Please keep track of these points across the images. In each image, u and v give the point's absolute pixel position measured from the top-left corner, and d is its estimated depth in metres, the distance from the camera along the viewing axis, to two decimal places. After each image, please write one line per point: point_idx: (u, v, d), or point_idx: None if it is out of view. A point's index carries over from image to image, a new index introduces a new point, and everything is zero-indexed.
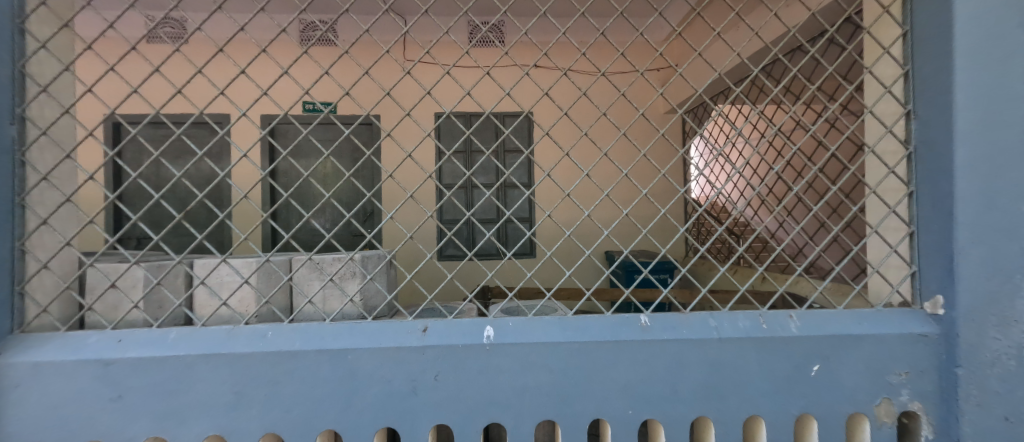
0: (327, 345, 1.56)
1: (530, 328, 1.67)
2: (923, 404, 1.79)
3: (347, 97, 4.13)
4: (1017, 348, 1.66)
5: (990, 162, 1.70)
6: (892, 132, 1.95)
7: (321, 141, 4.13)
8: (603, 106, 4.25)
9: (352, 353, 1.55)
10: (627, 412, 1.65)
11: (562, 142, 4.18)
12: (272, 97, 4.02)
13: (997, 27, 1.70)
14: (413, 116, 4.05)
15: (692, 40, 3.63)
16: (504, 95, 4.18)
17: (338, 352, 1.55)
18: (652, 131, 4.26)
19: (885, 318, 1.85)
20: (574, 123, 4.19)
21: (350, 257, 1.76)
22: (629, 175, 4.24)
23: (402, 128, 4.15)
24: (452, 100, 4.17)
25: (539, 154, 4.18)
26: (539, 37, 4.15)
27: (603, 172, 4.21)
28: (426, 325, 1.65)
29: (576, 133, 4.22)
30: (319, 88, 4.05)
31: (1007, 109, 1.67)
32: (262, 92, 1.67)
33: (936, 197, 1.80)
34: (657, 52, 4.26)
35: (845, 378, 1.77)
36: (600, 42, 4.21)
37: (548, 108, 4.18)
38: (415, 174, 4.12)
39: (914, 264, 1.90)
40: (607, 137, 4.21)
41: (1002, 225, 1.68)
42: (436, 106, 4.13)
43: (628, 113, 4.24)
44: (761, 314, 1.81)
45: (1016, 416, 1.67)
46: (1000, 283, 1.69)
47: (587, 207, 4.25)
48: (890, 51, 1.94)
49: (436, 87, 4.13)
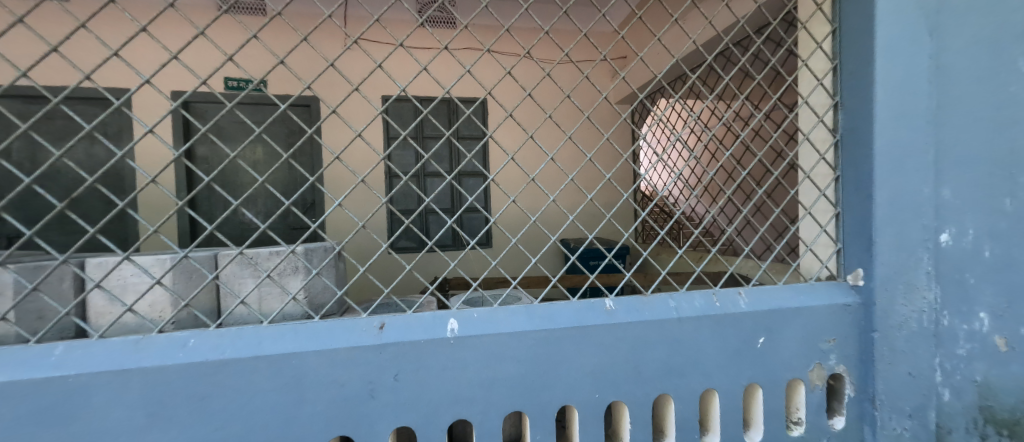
0: (264, 351, 1.37)
1: (496, 318, 1.58)
2: (848, 367, 1.93)
3: (281, 66, 3.94)
4: (917, 311, 1.89)
5: (897, 150, 1.87)
6: (822, 122, 2.04)
7: (252, 118, 3.79)
8: (567, 88, 4.30)
9: (294, 358, 1.38)
10: (593, 396, 1.62)
11: (526, 124, 4.19)
12: (188, 65, 3.74)
13: (902, 27, 1.86)
14: (362, 91, 3.91)
15: (653, 25, 3.69)
16: (464, 72, 4.10)
17: (277, 358, 1.37)
18: (616, 115, 4.38)
19: (817, 289, 1.96)
20: (537, 105, 4.21)
21: (292, 250, 1.49)
22: (592, 160, 4.35)
23: (352, 103, 3.95)
24: (408, 76, 4.05)
25: (503, 137, 4.14)
26: (501, 14, 4.08)
27: (567, 156, 4.26)
28: (381, 321, 1.50)
29: (541, 115, 4.24)
30: (247, 57, 3.83)
31: (909, 103, 1.87)
32: (173, 56, 1.34)
33: (859, 178, 1.91)
34: (620, 34, 4.33)
35: (786, 348, 1.86)
36: (563, 22, 4.20)
37: (511, 88, 4.17)
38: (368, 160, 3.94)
39: (839, 242, 2.02)
40: (570, 121, 4.28)
41: (905, 205, 1.87)
42: (388, 80, 4.02)
43: (592, 96, 4.32)
44: (714, 292, 1.84)
45: (916, 370, 1.87)
46: (903, 256, 1.88)
47: (552, 192, 4.31)
48: (822, 46, 2.03)
49: (388, 61, 4.00)
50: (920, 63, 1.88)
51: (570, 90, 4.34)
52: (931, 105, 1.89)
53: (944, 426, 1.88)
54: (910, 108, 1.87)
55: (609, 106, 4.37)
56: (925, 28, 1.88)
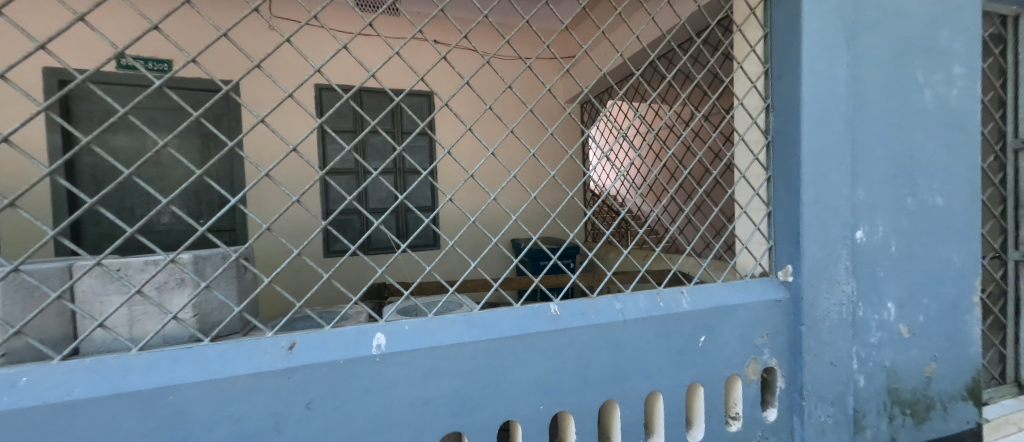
0: (134, 385, 1.16)
1: (430, 329, 1.44)
2: (779, 360, 1.98)
3: (157, 30, 3.38)
4: (840, 305, 1.95)
5: (822, 152, 1.93)
6: (756, 123, 2.09)
7: (110, 93, 3.27)
8: (508, 79, 4.29)
9: (173, 393, 1.18)
10: (537, 407, 1.53)
11: (465, 116, 4.15)
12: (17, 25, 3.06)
13: (826, 34, 1.93)
14: (267, 69, 3.73)
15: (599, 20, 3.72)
16: (392, 54, 4.00)
17: (153, 389, 1.16)
18: (558, 109, 4.42)
19: (752, 286, 1.99)
20: (477, 95, 4.16)
21: (167, 262, 1.25)
22: (536, 156, 4.32)
23: (252, 80, 3.67)
24: (323, 54, 3.92)
25: (441, 129, 4.06)
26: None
27: (508, 151, 4.20)
28: (292, 340, 1.32)
29: (480, 106, 4.19)
30: (106, 19, 3.21)
31: (833, 107, 1.94)
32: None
33: (788, 178, 1.97)
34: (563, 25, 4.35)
35: (724, 345, 1.88)
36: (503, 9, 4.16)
37: (448, 75, 4.13)
38: (301, 170, 3.71)
39: (772, 239, 2.06)
40: (512, 114, 4.26)
41: (829, 203, 1.94)
42: (301, 59, 3.83)
43: (534, 88, 4.33)
44: (659, 292, 1.81)
45: (839, 360, 1.94)
46: (828, 253, 1.94)
47: (492, 190, 4.24)
48: (755, 49, 2.08)
49: (299, 37, 3.84)
50: (844, 69, 1.95)
51: (512, 80, 4.31)
52: (853, 107, 1.97)
53: (861, 410, 1.97)
54: (834, 112, 1.95)
55: (553, 98, 4.39)
56: (846, 34, 1.95)
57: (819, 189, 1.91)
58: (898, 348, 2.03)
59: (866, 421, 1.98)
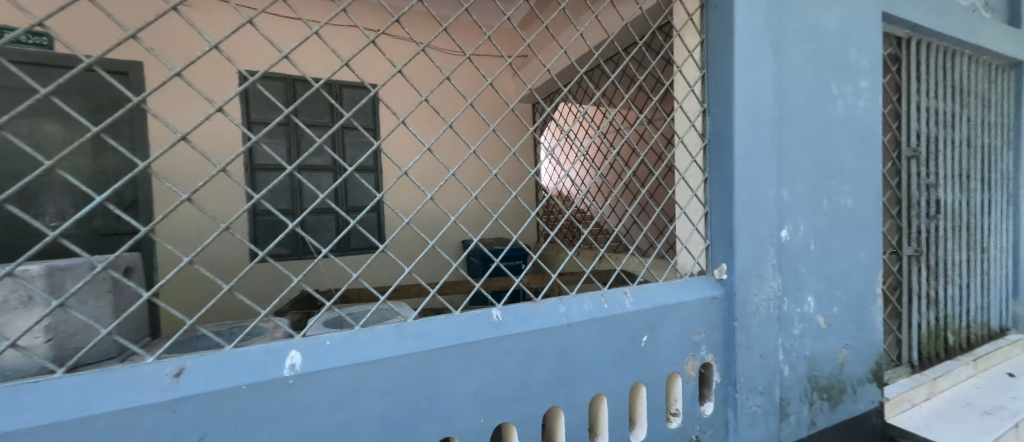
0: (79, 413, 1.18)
1: (378, 342, 1.53)
2: (714, 355, 2.23)
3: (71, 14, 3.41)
4: (765, 300, 2.24)
5: (751, 163, 2.20)
6: (685, 141, 2.38)
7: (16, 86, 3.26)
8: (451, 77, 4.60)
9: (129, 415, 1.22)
10: (473, 416, 1.65)
11: (398, 110, 4.34)
12: None
13: (754, 59, 2.20)
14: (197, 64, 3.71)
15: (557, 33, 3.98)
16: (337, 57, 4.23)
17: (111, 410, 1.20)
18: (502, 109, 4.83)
19: (690, 285, 2.23)
20: (415, 89, 4.42)
21: (103, 267, 1.22)
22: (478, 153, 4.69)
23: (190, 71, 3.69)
24: (264, 59, 3.93)
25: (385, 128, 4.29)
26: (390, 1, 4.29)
27: (445, 147, 4.61)
28: (180, 367, 1.32)
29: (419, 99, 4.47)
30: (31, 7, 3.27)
31: (759, 126, 2.22)
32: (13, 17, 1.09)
33: (722, 187, 2.23)
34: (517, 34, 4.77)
35: (666, 342, 2.11)
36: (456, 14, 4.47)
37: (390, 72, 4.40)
38: (198, 166, 3.73)
39: (708, 239, 2.31)
40: (452, 109, 4.58)
41: (755, 210, 2.21)
42: (242, 55, 3.87)
43: (476, 85, 4.70)
44: (604, 294, 2.02)
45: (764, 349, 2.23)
46: (755, 252, 2.22)
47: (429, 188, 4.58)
48: (691, 74, 2.35)
49: (243, 37, 3.89)
50: (767, 92, 2.24)
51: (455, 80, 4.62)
52: (776, 122, 2.27)
53: (786, 397, 2.30)
54: (760, 130, 2.23)
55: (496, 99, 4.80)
56: (771, 60, 2.24)
57: (747, 198, 2.18)
58: (812, 335, 2.37)
59: (790, 408, 2.31)
